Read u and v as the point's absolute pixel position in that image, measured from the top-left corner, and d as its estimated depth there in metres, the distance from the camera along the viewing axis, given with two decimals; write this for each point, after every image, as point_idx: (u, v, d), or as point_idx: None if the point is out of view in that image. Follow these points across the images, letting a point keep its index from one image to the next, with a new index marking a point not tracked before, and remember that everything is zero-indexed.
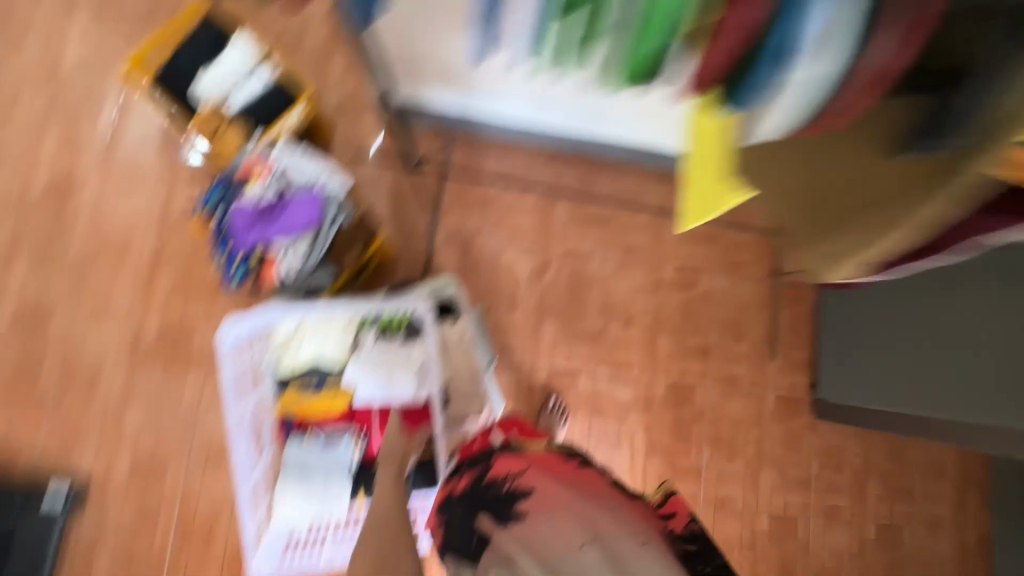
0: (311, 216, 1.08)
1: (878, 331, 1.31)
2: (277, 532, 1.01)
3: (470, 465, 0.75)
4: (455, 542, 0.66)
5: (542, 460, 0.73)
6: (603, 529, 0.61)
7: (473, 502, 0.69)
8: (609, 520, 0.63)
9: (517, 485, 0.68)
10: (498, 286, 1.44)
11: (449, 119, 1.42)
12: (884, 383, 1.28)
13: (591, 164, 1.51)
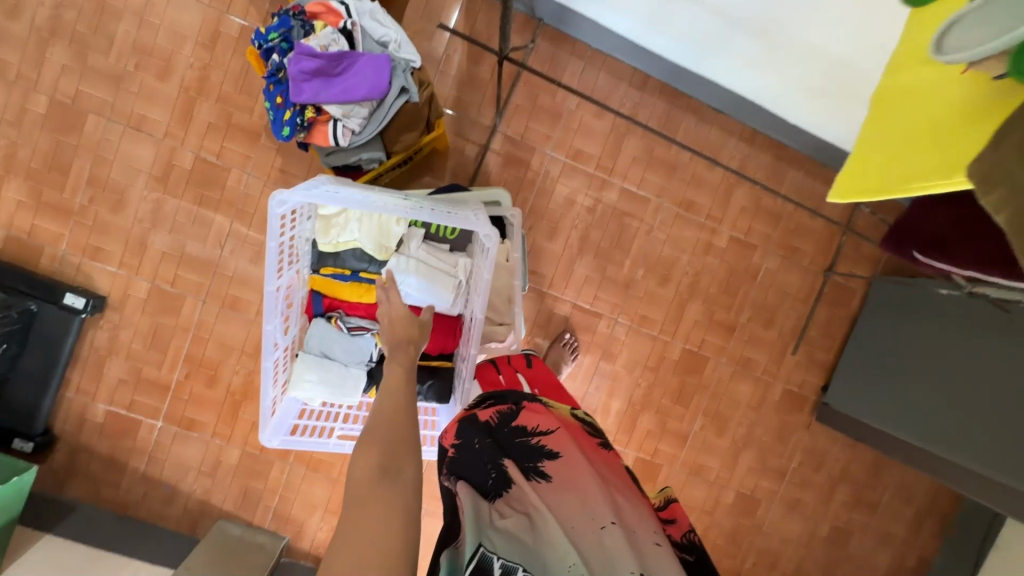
0: (377, 83, 0.96)
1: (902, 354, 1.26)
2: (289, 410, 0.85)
3: (500, 401, 0.77)
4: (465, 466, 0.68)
5: (571, 426, 0.75)
6: (623, 515, 0.62)
7: (497, 441, 0.70)
8: (622, 498, 0.64)
9: (542, 442, 0.70)
10: (544, 208, 1.36)
11: (541, 9, 1.25)
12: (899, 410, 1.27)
13: (679, 102, 1.36)
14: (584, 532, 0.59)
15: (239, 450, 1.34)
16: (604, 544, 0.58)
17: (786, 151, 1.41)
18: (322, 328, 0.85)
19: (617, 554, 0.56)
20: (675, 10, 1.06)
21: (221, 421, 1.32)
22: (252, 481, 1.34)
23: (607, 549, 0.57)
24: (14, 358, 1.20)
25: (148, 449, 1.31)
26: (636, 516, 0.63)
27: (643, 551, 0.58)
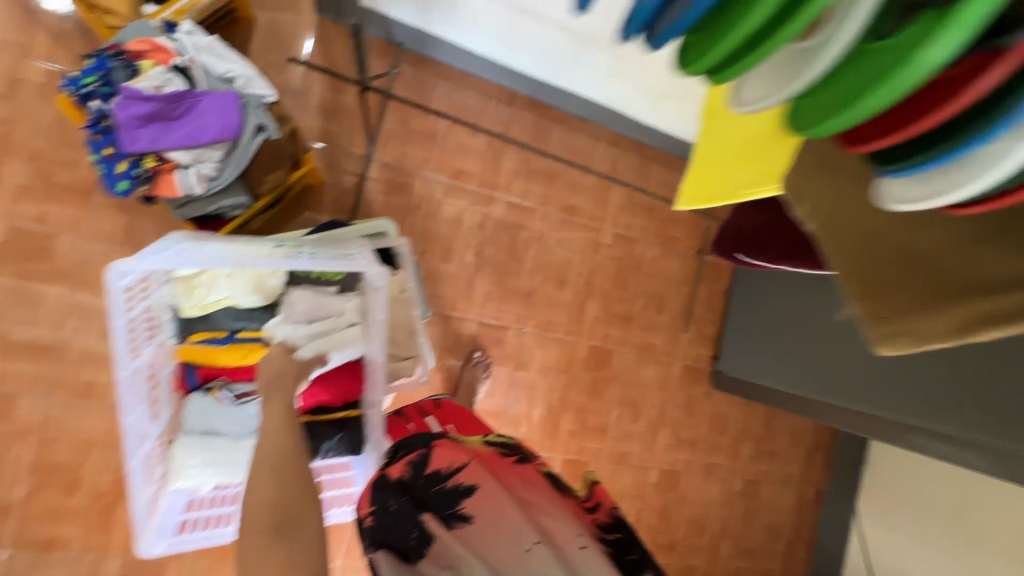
0: (227, 123, 0.88)
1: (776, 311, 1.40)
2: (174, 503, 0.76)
3: (410, 447, 0.72)
4: (388, 534, 0.65)
5: (484, 455, 0.75)
6: (548, 532, 0.65)
7: (414, 496, 0.68)
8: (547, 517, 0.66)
9: (458, 481, 0.69)
10: (434, 231, 1.34)
11: (398, 34, 1.24)
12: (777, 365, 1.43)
13: (547, 114, 1.42)
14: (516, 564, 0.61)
15: (120, 559, 1.13)
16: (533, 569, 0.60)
17: (648, 150, 1.53)
18: (203, 404, 0.78)
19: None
20: (526, 28, 1.11)
21: (92, 531, 1.11)
22: None
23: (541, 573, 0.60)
24: None
25: None
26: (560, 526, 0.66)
27: (568, 559, 0.62)
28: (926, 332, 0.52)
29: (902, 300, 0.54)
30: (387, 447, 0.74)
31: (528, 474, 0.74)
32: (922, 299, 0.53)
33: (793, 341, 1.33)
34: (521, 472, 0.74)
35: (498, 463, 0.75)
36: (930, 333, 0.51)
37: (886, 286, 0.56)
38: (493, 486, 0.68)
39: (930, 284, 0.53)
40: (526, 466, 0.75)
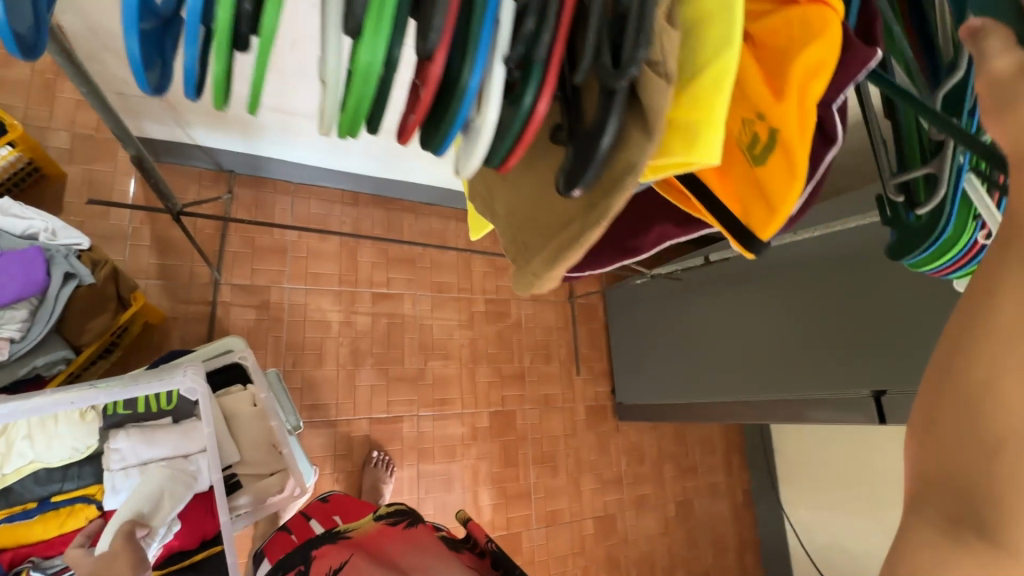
0: (29, 279, 0.83)
1: (657, 336, 1.54)
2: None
3: (288, 565, 0.73)
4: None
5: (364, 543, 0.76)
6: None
7: None
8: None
9: None
10: (302, 339, 1.32)
11: (227, 161, 1.28)
12: (662, 382, 1.53)
13: (394, 206, 1.50)
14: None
15: None
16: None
17: None
18: None
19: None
20: None
21: None
22: None
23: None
24: None
25: None
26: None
27: None
28: (541, 269, 0.49)
29: (528, 246, 0.53)
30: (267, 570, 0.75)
31: (415, 541, 0.78)
32: (535, 242, 0.51)
33: (680, 359, 1.47)
34: (409, 542, 0.77)
35: (391, 539, 0.78)
36: (545, 271, 0.49)
37: (519, 239, 0.54)
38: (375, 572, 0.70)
39: (539, 225, 0.51)
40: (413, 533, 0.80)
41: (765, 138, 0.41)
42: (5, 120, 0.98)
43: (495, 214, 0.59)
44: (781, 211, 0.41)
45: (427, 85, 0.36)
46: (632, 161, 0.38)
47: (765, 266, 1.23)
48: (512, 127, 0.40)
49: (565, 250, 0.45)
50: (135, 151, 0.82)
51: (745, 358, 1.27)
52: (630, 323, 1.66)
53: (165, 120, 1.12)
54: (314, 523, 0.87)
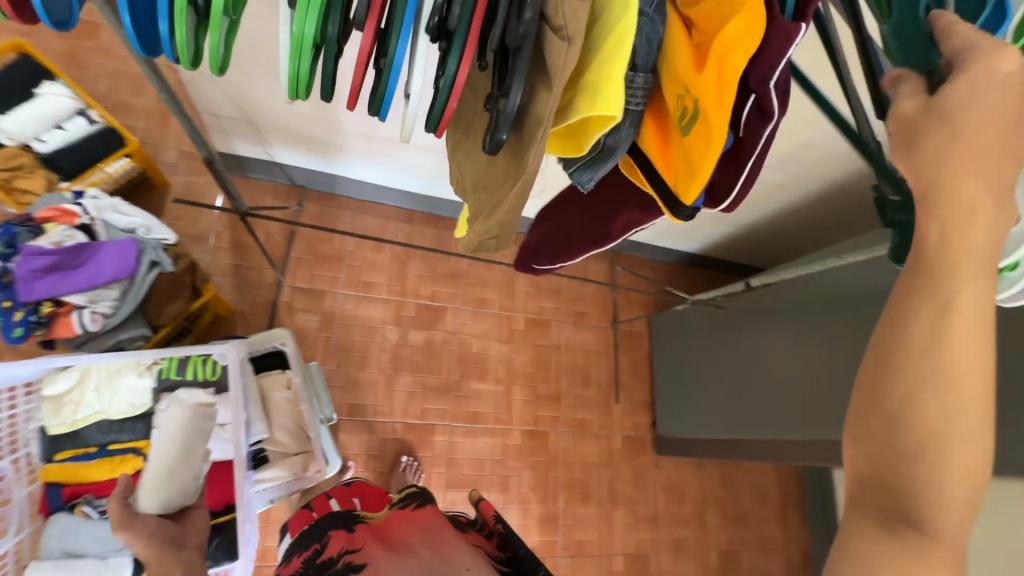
0: (123, 265, 0.98)
1: (699, 365, 1.49)
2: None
3: (305, 544, 0.79)
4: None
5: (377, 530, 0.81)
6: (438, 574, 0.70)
7: None
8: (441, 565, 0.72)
9: (349, 559, 0.74)
10: (349, 341, 1.42)
11: (299, 176, 1.43)
12: (704, 416, 1.45)
13: (445, 223, 1.59)
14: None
15: None
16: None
17: None
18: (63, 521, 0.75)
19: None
20: (403, 155, 1.28)
21: None
22: None
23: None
24: None
25: None
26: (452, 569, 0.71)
27: None
28: (489, 228, 0.51)
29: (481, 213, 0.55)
30: (288, 545, 0.81)
31: (423, 522, 0.80)
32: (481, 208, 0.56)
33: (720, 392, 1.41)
34: (418, 522, 0.80)
35: (402, 522, 0.81)
36: (496, 229, 0.51)
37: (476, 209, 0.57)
38: (382, 555, 0.74)
39: (491, 191, 0.53)
40: (422, 513, 0.82)
41: (686, 111, 0.47)
42: (127, 137, 1.18)
43: (463, 193, 0.61)
44: (699, 175, 0.48)
45: (360, 52, 0.43)
46: (540, 113, 0.43)
47: (808, 300, 1.16)
48: (440, 87, 0.44)
49: (510, 203, 0.48)
50: (208, 155, 0.94)
51: (782, 392, 1.20)
52: (673, 353, 1.60)
53: (249, 137, 1.28)
54: (334, 503, 0.92)
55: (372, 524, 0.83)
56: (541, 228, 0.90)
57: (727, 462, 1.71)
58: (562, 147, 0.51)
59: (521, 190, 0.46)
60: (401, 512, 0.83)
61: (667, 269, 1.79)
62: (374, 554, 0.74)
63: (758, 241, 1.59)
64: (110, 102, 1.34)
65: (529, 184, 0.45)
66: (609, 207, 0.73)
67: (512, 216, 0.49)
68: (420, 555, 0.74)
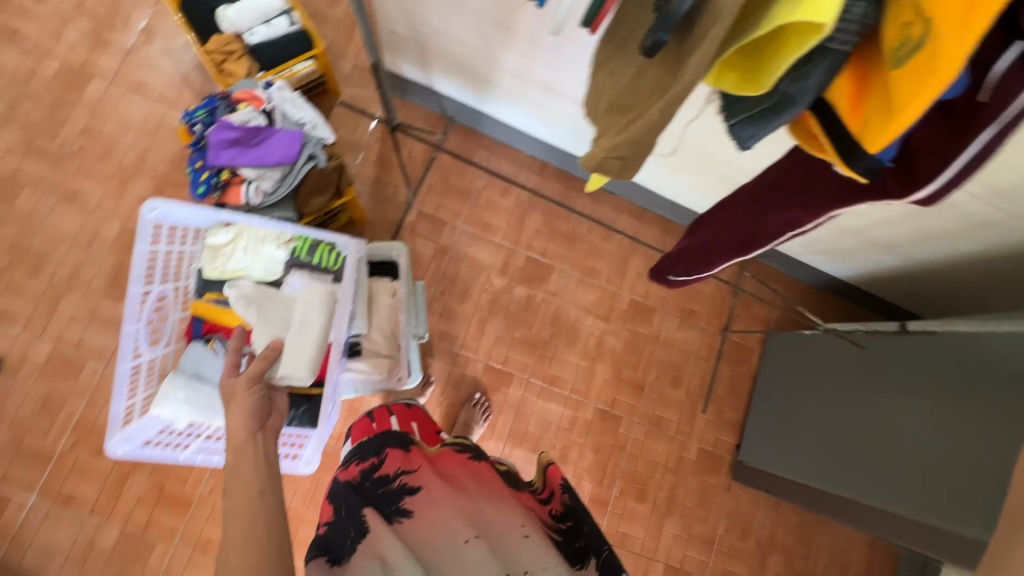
0: (288, 152, 1.11)
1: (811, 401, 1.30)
2: (145, 428, 0.81)
3: (363, 458, 0.84)
4: (336, 543, 0.71)
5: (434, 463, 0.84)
6: (489, 527, 0.71)
7: (362, 496, 0.76)
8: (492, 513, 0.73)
9: (403, 481, 0.77)
10: (456, 273, 1.48)
11: (449, 108, 1.48)
12: (797, 455, 1.30)
13: (574, 183, 1.56)
14: (452, 554, 0.67)
15: (117, 530, 1.22)
16: (467, 558, 0.66)
17: (672, 226, 1.59)
18: (198, 350, 0.85)
19: (483, 562, 0.65)
20: (551, 105, 1.24)
21: (104, 495, 1.23)
22: (126, 568, 1.21)
23: (472, 561, 0.65)
24: None
25: (12, 532, 1.19)
26: (503, 527, 0.71)
27: (503, 547, 0.69)
28: (618, 144, 0.45)
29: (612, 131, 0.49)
30: (345, 456, 0.86)
31: (479, 469, 0.83)
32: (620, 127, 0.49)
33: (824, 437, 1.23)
34: (476, 469, 0.83)
35: (454, 462, 0.85)
36: (625, 146, 0.44)
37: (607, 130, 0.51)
38: (437, 487, 0.76)
39: (633, 109, 0.47)
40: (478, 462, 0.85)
41: (899, 41, 0.33)
42: (315, 41, 1.30)
43: (596, 118, 0.56)
44: (899, 118, 0.34)
45: None
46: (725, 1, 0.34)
47: (972, 363, 0.94)
48: None
49: (652, 116, 0.42)
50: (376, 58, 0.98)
51: (892, 454, 1.02)
52: (783, 383, 1.43)
53: (414, 59, 1.32)
54: (393, 420, 0.93)
55: (429, 458, 0.86)
56: (693, 235, 0.84)
57: (810, 515, 1.53)
58: (739, 79, 0.40)
59: (670, 101, 0.39)
60: (457, 457, 0.86)
61: (803, 289, 1.59)
62: (429, 483, 0.77)
63: (929, 290, 1.34)
64: (310, 9, 1.49)
65: (683, 94, 0.39)
66: (761, 208, 0.66)
67: (653, 131, 0.43)
68: (474, 501, 0.75)
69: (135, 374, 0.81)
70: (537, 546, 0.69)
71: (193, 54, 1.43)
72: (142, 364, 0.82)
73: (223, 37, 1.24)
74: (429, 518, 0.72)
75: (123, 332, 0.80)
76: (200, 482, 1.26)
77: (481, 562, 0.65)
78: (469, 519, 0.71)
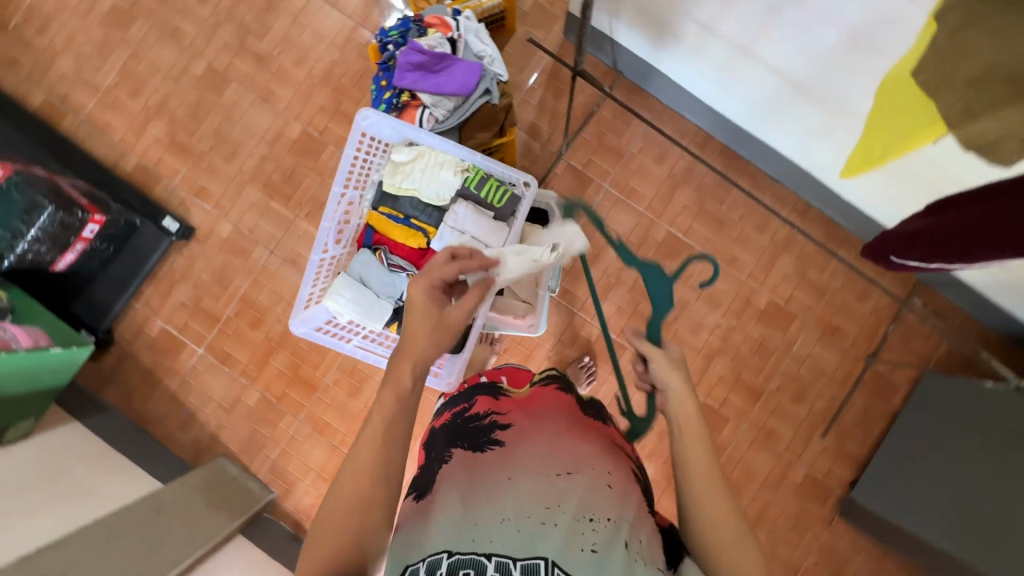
0: (465, 83, 1.12)
1: (970, 462, 1.13)
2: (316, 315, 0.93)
3: (455, 404, 0.87)
4: (424, 480, 0.74)
5: (521, 401, 0.84)
6: (579, 462, 0.70)
7: (450, 435, 0.80)
8: (576, 453, 0.71)
9: (491, 419, 0.79)
10: (591, 234, 1.45)
11: (621, 62, 1.41)
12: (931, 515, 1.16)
13: (737, 164, 1.44)
14: (542, 480, 0.67)
15: (259, 394, 1.41)
16: (559, 489, 0.66)
17: (840, 230, 1.41)
18: (366, 257, 0.92)
19: (570, 495, 0.65)
20: (743, 70, 1.11)
21: (253, 362, 1.42)
22: (260, 427, 1.40)
23: (562, 489, 0.66)
24: (107, 260, 1.38)
25: (183, 373, 1.42)
26: (591, 463, 0.70)
27: (591, 489, 0.66)
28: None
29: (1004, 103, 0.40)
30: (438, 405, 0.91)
31: (568, 405, 0.82)
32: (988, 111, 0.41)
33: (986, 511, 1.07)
34: (566, 406, 0.82)
35: (542, 397, 0.84)
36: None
37: (983, 102, 0.41)
38: (527, 426, 0.77)
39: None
40: (563, 396, 0.84)
41: None
42: None
43: (944, 88, 0.43)
44: None
45: None
46: None
47: None
48: None
49: None
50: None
51: None
52: (927, 432, 1.26)
53: (604, 6, 1.24)
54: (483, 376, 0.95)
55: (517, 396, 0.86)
56: (942, 214, 0.57)
57: None
58: None
59: None
60: (544, 395, 0.85)
61: (984, 333, 1.37)
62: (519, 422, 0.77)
63: None
64: None
65: None
66: None
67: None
68: (564, 438, 0.74)
69: (319, 266, 0.93)
70: (622, 494, 0.66)
71: None
72: (326, 259, 0.93)
73: None
74: (520, 448, 0.73)
75: (319, 227, 0.91)
76: (328, 372, 1.41)
77: (568, 494, 0.65)
78: (559, 453, 0.71)
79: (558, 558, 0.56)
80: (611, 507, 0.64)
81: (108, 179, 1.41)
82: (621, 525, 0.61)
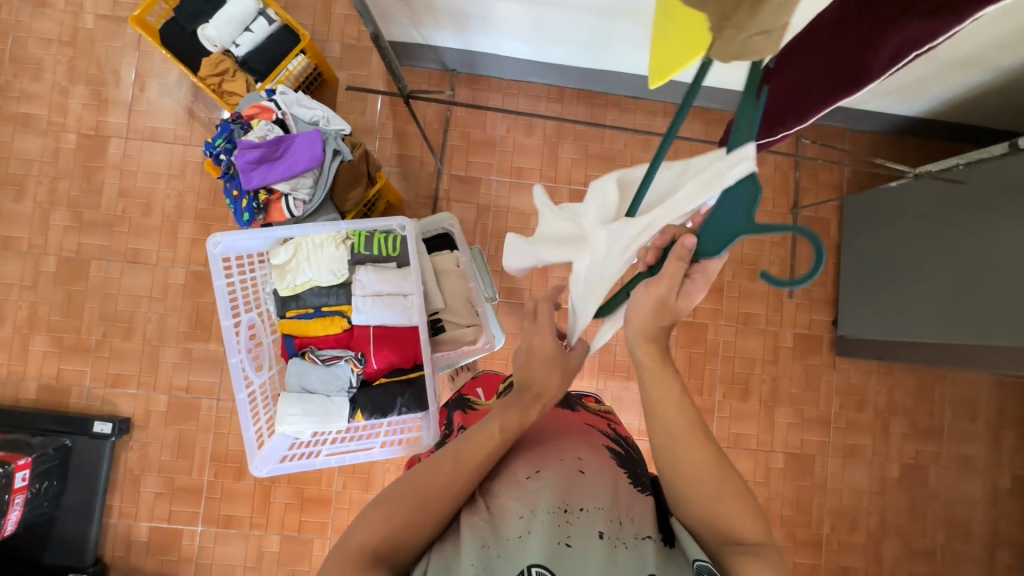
0: (313, 154, 1.09)
1: (905, 258, 1.23)
2: (277, 445, 0.87)
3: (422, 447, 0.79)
4: None
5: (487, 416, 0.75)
6: (545, 458, 0.63)
7: None
8: (547, 453, 0.64)
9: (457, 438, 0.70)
10: (504, 227, 1.45)
11: (450, 61, 1.41)
12: (890, 325, 1.27)
13: (598, 100, 1.46)
14: (512, 489, 0.60)
15: (278, 536, 1.35)
16: (530, 490, 0.59)
17: (712, 114, 1.46)
18: (298, 365, 0.88)
19: (542, 492, 0.59)
20: (556, 20, 1.13)
21: (256, 511, 1.35)
22: (296, 565, 1.34)
23: (533, 489, 0.59)
24: (57, 495, 1.28)
25: (194, 557, 1.34)
26: (558, 451, 0.65)
27: (567, 482, 0.61)
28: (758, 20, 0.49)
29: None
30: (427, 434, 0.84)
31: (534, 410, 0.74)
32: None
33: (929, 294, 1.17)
34: None
35: None
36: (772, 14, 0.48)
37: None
38: None
39: None
40: None
41: None
42: (299, 32, 1.25)
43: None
44: None
45: None
46: None
47: None
48: None
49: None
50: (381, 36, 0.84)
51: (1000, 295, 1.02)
52: (866, 252, 1.35)
53: (406, 21, 1.23)
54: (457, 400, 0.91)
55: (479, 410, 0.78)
56: None
57: (926, 371, 1.46)
58: None
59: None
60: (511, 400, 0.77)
61: (872, 139, 1.46)
62: None
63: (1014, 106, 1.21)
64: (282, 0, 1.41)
65: None
66: (861, 37, 0.48)
67: None
68: (530, 436, 0.68)
69: (253, 400, 0.87)
70: (598, 478, 0.62)
71: (188, 84, 1.42)
72: (255, 390, 0.87)
73: (212, 59, 1.21)
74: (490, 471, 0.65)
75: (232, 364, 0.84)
76: (332, 481, 1.35)
77: (542, 491, 0.59)
78: (526, 458, 0.64)
79: (538, 559, 0.52)
80: (585, 496, 0.59)
81: (14, 417, 1.31)
82: (599, 505, 0.59)
